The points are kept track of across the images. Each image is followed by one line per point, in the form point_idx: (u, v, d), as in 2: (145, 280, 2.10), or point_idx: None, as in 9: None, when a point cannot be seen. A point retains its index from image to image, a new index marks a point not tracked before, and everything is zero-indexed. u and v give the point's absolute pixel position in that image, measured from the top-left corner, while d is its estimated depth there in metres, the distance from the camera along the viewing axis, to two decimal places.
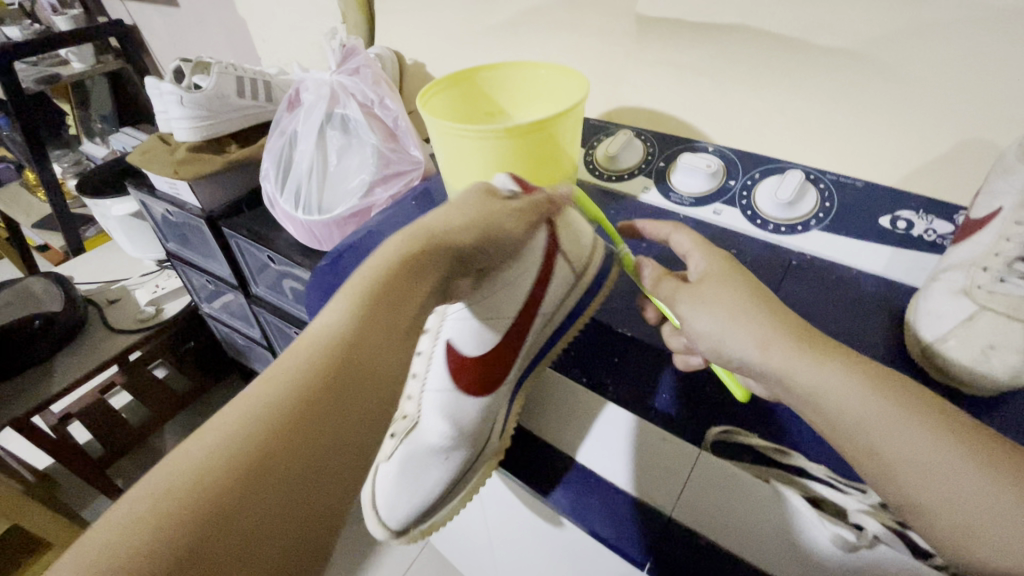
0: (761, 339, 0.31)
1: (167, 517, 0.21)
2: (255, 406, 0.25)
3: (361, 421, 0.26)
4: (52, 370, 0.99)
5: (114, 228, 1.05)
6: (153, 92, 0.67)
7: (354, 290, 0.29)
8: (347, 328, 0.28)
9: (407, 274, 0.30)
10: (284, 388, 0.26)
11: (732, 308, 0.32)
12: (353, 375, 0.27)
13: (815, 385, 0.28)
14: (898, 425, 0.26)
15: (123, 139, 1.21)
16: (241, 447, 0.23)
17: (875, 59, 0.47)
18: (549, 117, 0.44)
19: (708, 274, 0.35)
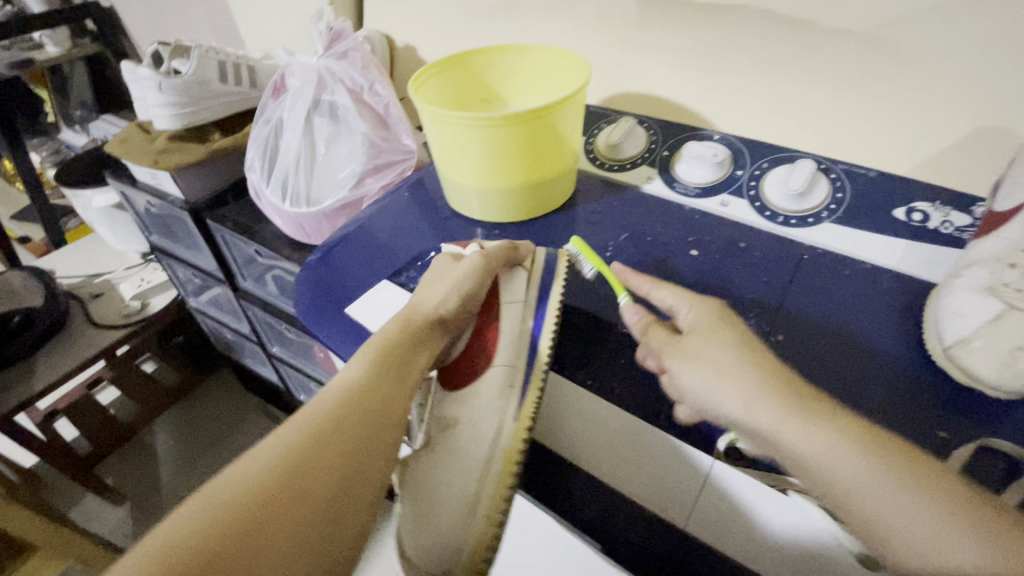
0: (756, 401, 0.29)
1: (207, 524, 0.26)
2: (285, 437, 0.30)
3: (365, 444, 0.31)
4: (34, 367, 0.96)
5: (95, 220, 1.01)
6: (129, 78, 0.64)
7: (370, 349, 0.35)
8: (336, 400, 0.32)
9: (410, 335, 0.37)
10: (271, 455, 0.29)
11: (720, 365, 0.31)
12: (362, 409, 0.32)
13: (811, 451, 0.28)
14: (886, 493, 0.26)
15: (103, 127, 1.16)
16: (269, 467, 0.29)
17: (891, 42, 0.45)
18: (550, 104, 0.42)
19: (697, 325, 0.34)
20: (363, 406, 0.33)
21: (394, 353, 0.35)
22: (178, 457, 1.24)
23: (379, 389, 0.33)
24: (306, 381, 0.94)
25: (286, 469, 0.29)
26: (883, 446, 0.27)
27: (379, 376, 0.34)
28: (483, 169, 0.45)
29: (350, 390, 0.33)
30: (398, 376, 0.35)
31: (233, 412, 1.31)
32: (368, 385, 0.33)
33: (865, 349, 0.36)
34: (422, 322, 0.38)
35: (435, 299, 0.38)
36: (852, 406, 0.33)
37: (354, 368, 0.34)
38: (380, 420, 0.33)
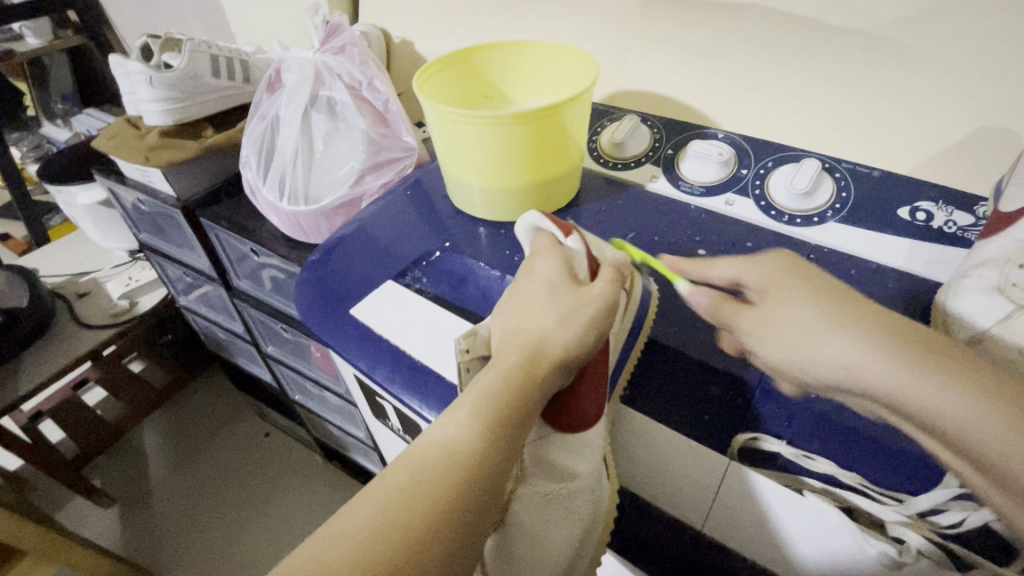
0: (849, 342, 0.28)
1: None
2: (384, 501, 0.26)
3: (466, 522, 0.27)
4: (19, 368, 0.93)
5: (81, 217, 0.99)
6: (119, 71, 0.62)
7: (475, 406, 0.30)
8: (439, 464, 0.28)
9: (518, 394, 0.30)
10: (363, 531, 0.25)
11: (818, 313, 0.30)
12: (468, 480, 0.28)
13: (919, 391, 0.26)
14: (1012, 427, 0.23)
15: (87, 122, 1.13)
16: (368, 545, 0.25)
17: (894, 41, 0.45)
18: (558, 102, 0.41)
19: (769, 285, 0.34)
20: (467, 475, 0.28)
21: (507, 412, 0.30)
22: (168, 458, 1.22)
23: (489, 460, 0.28)
24: (301, 381, 0.93)
25: (380, 559, 0.24)
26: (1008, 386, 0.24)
27: (490, 443, 0.29)
28: (489, 167, 0.45)
29: (456, 456, 0.28)
30: (511, 443, 0.29)
31: (225, 412, 1.29)
32: (478, 455, 0.28)
33: None
34: (542, 371, 0.31)
35: (553, 342, 0.32)
36: None
37: (462, 426, 0.29)
38: (485, 497, 0.28)
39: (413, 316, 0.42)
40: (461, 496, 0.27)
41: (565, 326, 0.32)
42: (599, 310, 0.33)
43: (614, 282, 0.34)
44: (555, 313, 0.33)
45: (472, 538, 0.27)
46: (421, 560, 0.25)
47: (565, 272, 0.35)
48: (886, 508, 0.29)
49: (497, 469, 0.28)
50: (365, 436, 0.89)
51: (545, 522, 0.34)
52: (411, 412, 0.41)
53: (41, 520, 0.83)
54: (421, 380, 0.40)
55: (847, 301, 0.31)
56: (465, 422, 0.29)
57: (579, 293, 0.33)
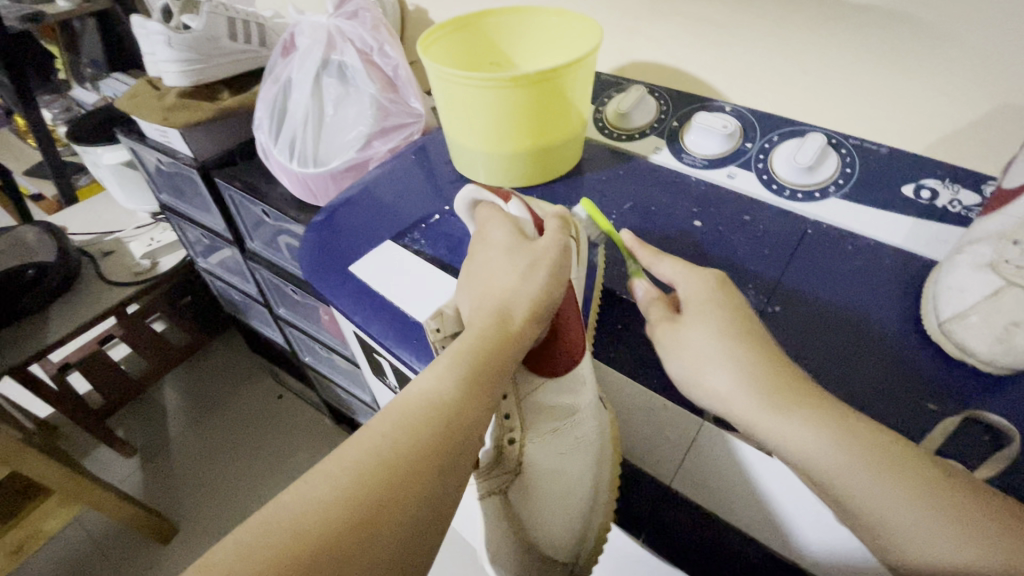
0: (716, 370, 0.31)
1: (293, 539, 0.24)
2: (371, 451, 0.27)
3: (449, 468, 0.28)
4: (48, 319, 0.98)
5: (106, 178, 1.02)
6: (138, 32, 0.64)
7: (455, 364, 0.31)
8: (421, 415, 0.29)
9: (497, 348, 0.32)
10: (347, 479, 0.26)
11: (727, 343, 0.31)
12: (452, 431, 0.29)
13: (756, 418, 0.29)
14: (921, 512, 0.25)
15: (111, 85, 1.15)
16: (358, 484, 0.26)
17: (911, 17, 0.43)
18: (558, 67, 0.41)
19: (695, 298, 0.33)
20: (449, 425, 0.29)
21: (482, 363, 0.31)
22: (187, 414, 1.27)
23: (468, 405, 0.30)
24: (312, 344, 0.95)
25: (370, 495, 0.26)
26: (823, 405, 0.28)
27: (471, 395, 0.30)
28: (491, 132, 0.45)
29: (437, 406, 0.29)
30: (487, 398, 0.31)
31: (241, 372, 1.34)
32: (458, 408, 0.30)
33: (859, 323, 0.36)
34: (516, 328, 0.33)
35: (520, 301, 0.34)
36: (844, 372, 0.33)
37: (439, 378, 0.30)
38: (466, 444, 0.29)
39: (411, 273, 0.44)
40: (443, 440, 0.29)
41: (528, 282, 0.34)
42: (557, 255, 0.34)
43: (561, 230, 0.35)
44: (522, 270, 0.34)
45: (458, 479, 0.29)
46: (407, 496, 0.27)
47: (514, 235, 0.36)
48: None
49: (476, 418, 0.30)
50: (370, 398, 0.92)
51: (558, 458, 0.37)
52: (404, 366, 0.42)
53: (68, 462, 0.89)
54: (412, 335, 0.41)
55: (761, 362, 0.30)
56: (442, 374, 0.31)
57: (532, 246, 0.35)
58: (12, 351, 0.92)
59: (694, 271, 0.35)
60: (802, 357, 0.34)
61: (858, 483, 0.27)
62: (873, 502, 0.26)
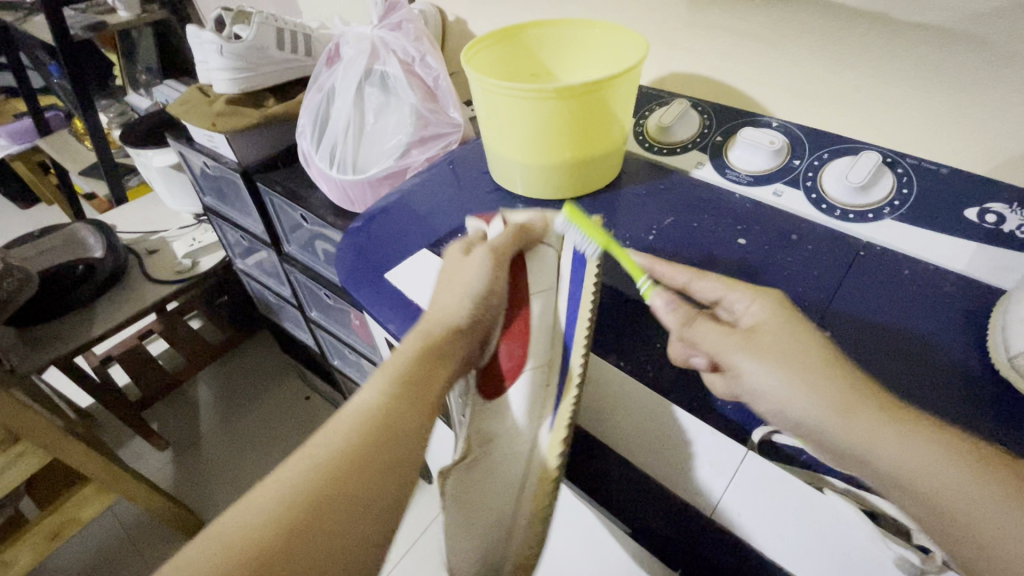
0: (812, 394, 0.28)
1: (230, 554, 0.25)
2: (302, 464, 0.28)
3: (382, 474, 0.29)
4: (94, 313, 1.01)
5: (155, 179, 1.06)
6: (192, 41, 0.66)
7: (387, 371, 0.32)
8: (351, 422, 0.30)
9: (430, 358, 0.34)
10: (279, 491, 0.27)
11: (800, 369, 0.29)
12: (379, 439, 0.30)
13: (872, 440, 0.26)
14: (940, 460, 0.26)
15: (164, 91, 1.21)
16: (290, 499, 0.27)
17: (977, 36, 0.41)
18: (602, 80, 0.41)
19: (764, 324, 0.31)
20: (377, 431, 0.30)
21: (414, 371, 0.33)
22: (219, 410, 1.30)
23: (396, 406, 0.31)
24: (342, 348, 0.96)
25: (298, 508, 0.27)
26: (918, 424, 0.27)
27: (400, 397, 0.31)
28: (531, 144, 0.45)
29: (366, 414, 0.30)
30: (417, 404, 0.32)
31: (273, 371, 1.37)
32: (385, 411, 0.31)
33: (918, 351, 0.34)
34: (441, 338, 0.34)
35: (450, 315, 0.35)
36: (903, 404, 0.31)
37: (372, 389, 0.32)
38: (399, 447, 0.30)
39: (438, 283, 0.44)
40: (373, 445, 0.29)
41: (463, 296, 0.36)
42: (482, 268, 0.36)
43: (512, 236, 0.38)
44: (463, 283, 0.36)
45: (391, 482, 0.29)
46: (334, 505, 0.27)
47: (461, 246, 0.39)
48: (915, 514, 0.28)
49: (406, 422, 0.31)
50: None
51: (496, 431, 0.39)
52: None
53: (105, 453, 0.92)
54: None
55: (822, 362, 0.29)
56: (375, 386, 0.32)
57: (467, 261, 0.37)
58: (60, 343, 0.96)
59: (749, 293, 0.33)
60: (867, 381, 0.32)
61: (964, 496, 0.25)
62: (900, 463, 0.26)
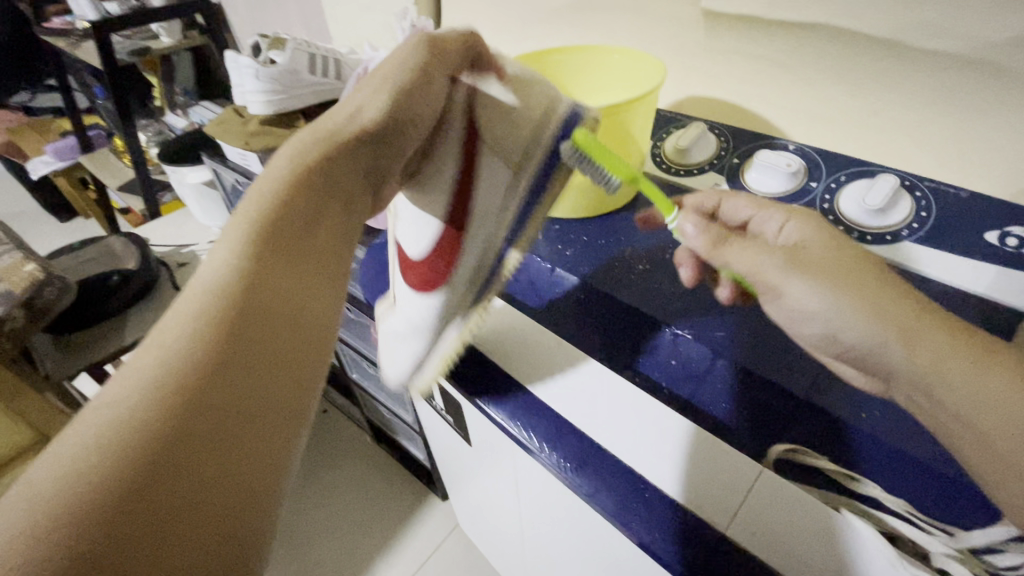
0: (852, 314, 0.30)
1: (82, 491, 0.20)
2: (146, 374, 0.23)
3: (283, 348, 0.26)
4: (125, 322, 1.05)
5: (189, 195, 1.11)
6: (230, 65, 0.70)
7: (257, 234, 0.28)
8: (211, 305, 0.25)
9: (335, 166, 0.33)
10: (121, 415, 0.22)
11: (851, 291, 0.31)
12: (263, 311, 0.26)
13: (916, 364, 0.28)
14: (981, 388, 0.26)
15: (201, 112, 1.27)
16: (146, 413, 0.22)
17: (994, 63, 0.41)
18: (621, 104, 0.42)
19: (816, 251, 0.33)
20: (253, 303, 0.26)
21: (287, 224, 0.29)
22: None
23: (273, 280, 0.27)
24: (360, 362, 0.97)
25: (162, 417, 0.22)
26: (959, 347, 0.28)
27: (276, 259, 0.28)
28: None
29: (229, 288, 0.26)
30: (301, 267, 0.29)
31: None
32: (258, 279, 0.27)
33: None
34: (348, 132, 0.34)
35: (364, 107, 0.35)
36: None
37: (235, 255, 0.27)
38: (299, 315, 0.27)
39: None
40: (252, 319, 0.25)
41: (374, 111, 0.35)
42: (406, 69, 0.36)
43: (444, 42, 0.37)
44: (374, 95, 0.35)
45: (293, 356, 0.26)
46: (218, 399, 0.23)
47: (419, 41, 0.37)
48: (932, 537, 0.27)
49: (295, 288, 0.28)
50: (412, 420, 0.93)
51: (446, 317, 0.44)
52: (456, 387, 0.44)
53: None
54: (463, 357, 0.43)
55: (869, 281, 0.31)
56: (240, 250, 0.27)
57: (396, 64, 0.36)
58: (91, 351, 0.99)
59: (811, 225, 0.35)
60: None
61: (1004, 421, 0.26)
62: (934, 379, 0.28)
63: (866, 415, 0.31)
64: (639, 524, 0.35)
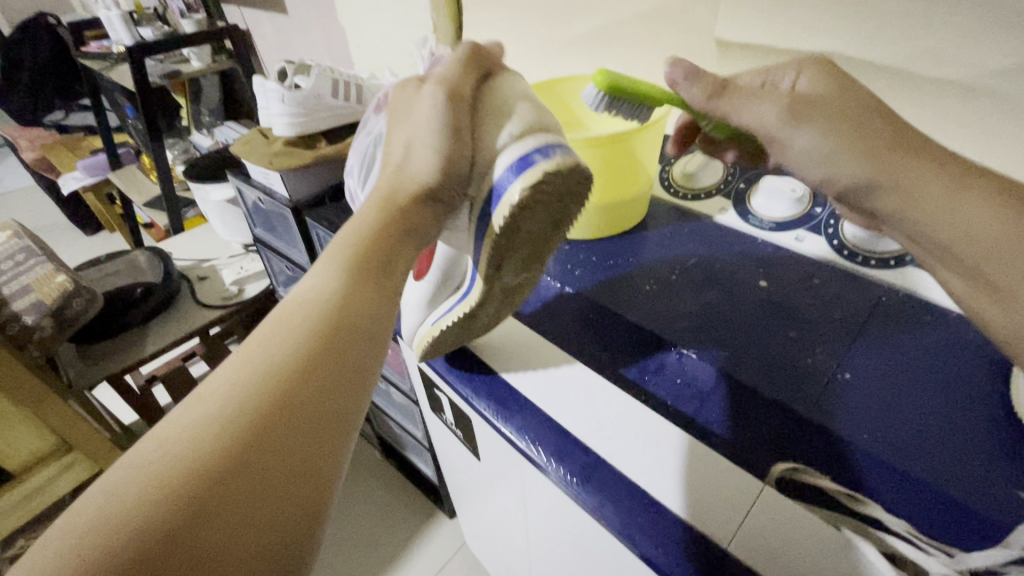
0: (839, 150, 0.34)
1: (203, 442, 0.25)
2: (256, 360, 0.29)
3: (354, 354, 0.31)
4: (147, 333, 1.08)
5: (212, 212, 1.15)
6: (258, 89, 0.73)
7: (340, 259, 0.35)
8: (308, 312, 0.31)
9: (387, 221, 0.38)
10: (234, 389, 0.27)
11: (843, 128, 0.34)
12: (344, 322, 0.32)
13: (914, 201, 0.33)
14: (974, 215, 0.31)
15: (227, 132, 1.32)
16: (253, 391, 0.27)
17: (996, 92, 0.43)
18: (629, 131, 0.44)
19: (823, 100, 0.35)
20: (337, 312, 0.32)
21: (365, 250, 0.36)
22: None
23: (352, 296, 0.33)
24: None
25: (266, 393, 0.27)
26: (952, 179, 0.32)
27: (356, 279, 0.34)
28: None
29: (321, 301, 0.32)
30: (372, 285, 0.35)
31: None
32: (342, 297, 0.33)
33: (945, 401, 0.34)
34: (396, 181, 0.40)
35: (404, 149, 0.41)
36: (928, 449, 0.31)
37: (325, 276, 0.34)
38: (367, 328, 0.33)
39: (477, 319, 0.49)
40: (333, 324, 0.31)
41: (422, 147, 0.39)
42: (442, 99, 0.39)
43: (466, 69, 0.41)
44: (417, 129, 0.40)
45: (359, 358, 0.31)
46: (304, 384, 0.28)
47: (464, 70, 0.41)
48: (931, 559, 0.27)
49: (366, 302, 0.33)
50: (422, 435, 0.94)
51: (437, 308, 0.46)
52: (464, 401, 0.46)
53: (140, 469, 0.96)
54: (476, 374, 0.44)
55: (872, 132, 0.34)
56: (328, 274, 0.34)
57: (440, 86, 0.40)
58: (113, 361, 1.02)
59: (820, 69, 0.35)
60: (890, 419, 0.33)
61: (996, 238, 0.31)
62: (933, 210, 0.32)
63: (855, 438, 0.32)
64: (644, 538, 0.33)
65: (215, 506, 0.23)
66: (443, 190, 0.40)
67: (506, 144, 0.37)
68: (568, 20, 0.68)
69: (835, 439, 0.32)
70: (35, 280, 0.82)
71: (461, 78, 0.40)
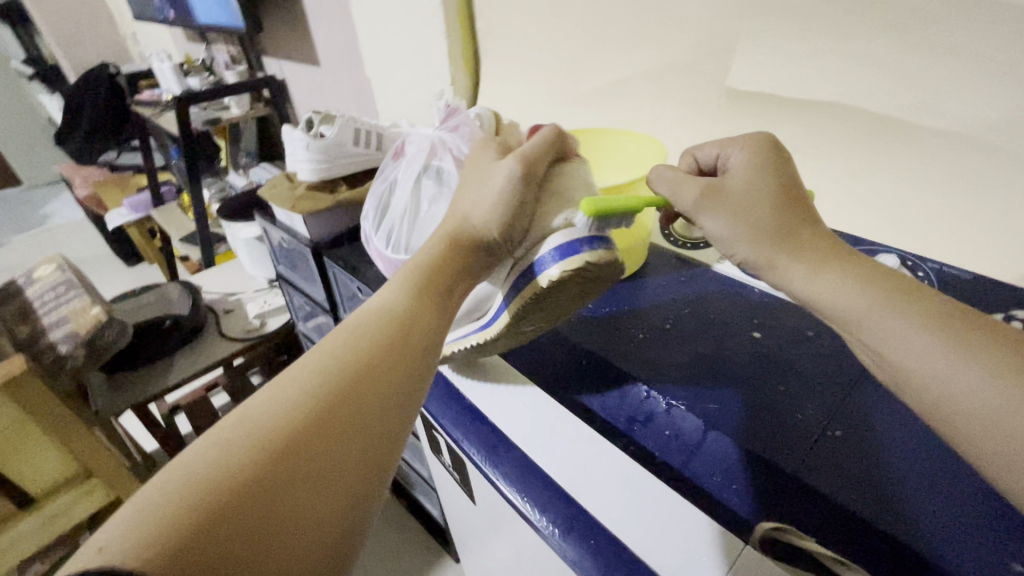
0: (724, 223, 0.35)
1: (271, 426, 0.28)
2: (325, 362, 0.32)
3: (406, 372, 0.33)
4: (172, 363, 1.12)
5: (240, 248, 1.21)
6: (285, 138, 0.78)
7: (405, 278, 0.38)
8: (375, 323, 0.35)
9: (441, 261, 0.39)
10: (305, 383, 0.30)
11: (748, 217, 0.34)
12: (401, 340, 0.34)
13: (824, 291, 0.31)
14: (868, 296, 0.29)
15: (261, 173, 1.40)
16: (317, 390, 0.30)
17: (995, 144, 0.44)
18: (621, 184, 0.46)
19: (734, 193, 0.35)
20: (397, 327, 0.35)
21: (426, 274, 0.38)
22: None
23: (413, 314, 0.36)
24: None
25: (329, 394, 0.30)
26: (858, 266, 0.31)
27: (416, 299, 0.37)
28: None
29: (387, 314, 0.35)
30: (430, 305, 0.37)
31: None
32: (404, 312, 0.36)
33: (938, 470, 0.33)
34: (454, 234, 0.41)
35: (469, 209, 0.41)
36: (918, 519, 0.30)
37: (391, 294, 0.37)
38: (422, 348, 0.35)
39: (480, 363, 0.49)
40: (393, 338, 0.34)
41: (482, 211, 0.40)
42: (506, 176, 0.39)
43: (548, 143, 0.41)
44: (482, 196, 0.40)
45: (413, 376, 0.34)
46: (360, 391, 0.31)
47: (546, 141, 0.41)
48: None
49: (423, 321, 0.36)
50: (429, 474, 0.94)
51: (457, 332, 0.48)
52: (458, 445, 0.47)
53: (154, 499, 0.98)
54: None
55: (767, 217, 0.34)
56: (394, 291, 0.37)
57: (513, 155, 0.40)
58: (138, 390, 1.06)
59: (749, 154, 0.36)
60: (882, 485, 0.32)
61: (882, 321, 0.28)
62: (828, 307, 0.31)
63: (847, 498, 0.32)
64: None
65: (271, 486, 0.26)
66: (493, 245, 0.40)
67: (558, 228, 0.39)
68: (578, 74, 0.71)
69: (823, 501, 0.32)
70: (72, 311, 0.88)
71: (540, 154, 0.40)
